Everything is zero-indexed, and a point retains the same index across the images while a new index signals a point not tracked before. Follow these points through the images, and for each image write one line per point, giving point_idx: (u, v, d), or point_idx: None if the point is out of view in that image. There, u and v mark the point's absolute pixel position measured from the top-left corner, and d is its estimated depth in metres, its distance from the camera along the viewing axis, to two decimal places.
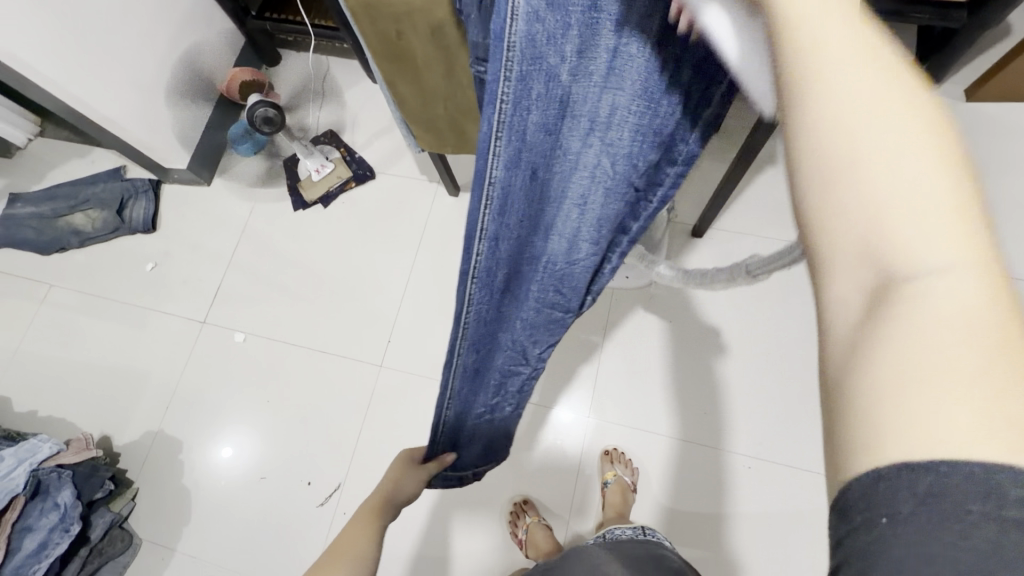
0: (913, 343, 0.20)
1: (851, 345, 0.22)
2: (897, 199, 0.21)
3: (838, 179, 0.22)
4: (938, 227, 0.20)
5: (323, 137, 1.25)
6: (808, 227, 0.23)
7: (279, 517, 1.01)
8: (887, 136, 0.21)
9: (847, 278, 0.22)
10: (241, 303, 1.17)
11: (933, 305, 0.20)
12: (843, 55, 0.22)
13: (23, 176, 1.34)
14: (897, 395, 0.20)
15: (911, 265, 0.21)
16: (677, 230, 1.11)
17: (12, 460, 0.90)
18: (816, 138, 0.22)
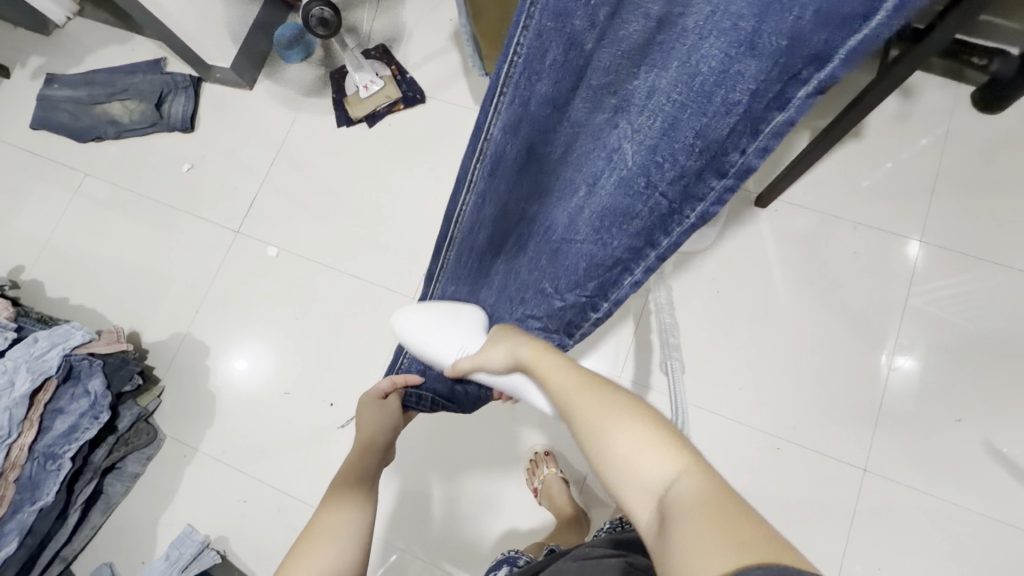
0: (681, 526, 0.33)
1: (655, 547, 0.35)
2: (634, 450, 0.39)
3: (614, 456, 0.40)
4: (654, 453, 0.38)
5: (374, 50, 1.17)
6: (616, 491, 0.39)
7: (300, 431, 1.02)
8: (618, 427, 0.41)
9: (643, 510, 0.37)
10: (276, 217, 1.14)
11: (678, 496, 0.35)
12: (580, 396, 0.46)
13: (60, 56, 1.28)
14: (678, 547, 0.32)
15: (659, 479, 0.37)
16: (739, 197, 1.04)
17: (45, 343, 0.90)
18: (593, 440, 0.42)
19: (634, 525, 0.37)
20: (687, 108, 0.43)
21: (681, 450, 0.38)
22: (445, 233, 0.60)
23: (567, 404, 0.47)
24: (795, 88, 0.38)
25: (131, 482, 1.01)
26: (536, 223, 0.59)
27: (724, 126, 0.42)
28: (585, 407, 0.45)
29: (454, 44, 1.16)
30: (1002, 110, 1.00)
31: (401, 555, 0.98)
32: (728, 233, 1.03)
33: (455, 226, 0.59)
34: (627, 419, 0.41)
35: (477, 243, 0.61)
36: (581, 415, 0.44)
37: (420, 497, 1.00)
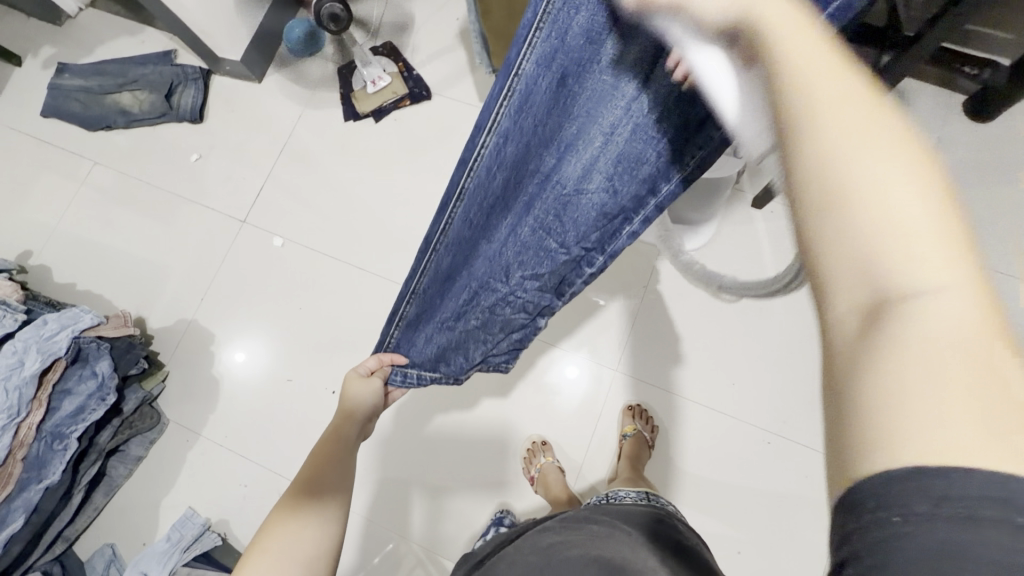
0: (923, 365, 0.19)
1: (848, 363, 0.20)
2: (896, 188, 0.20)
3: (841, 185, 0.21)
4: (927, 234, 0.19)
5: (382, 48, 1.19)
6: (804, 252, 0.22)
7: (301, 417, 1.04)
8: (876, 152, 0.20)
9: (845, 303, 0.21)
10: (281, 208, 1.16)
11: (937, 324, 0.19)
12: (825, 73, 0.22)
13: (72, 46, 1.30)
14: (911, 387, 0.18)
15: (910, 281, 0.19)
16: (736, 197, 1.07)
17: (55, 325, 0.91)
18: (803, 119, 0.22)
19: (816, 305, 0.22)
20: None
21: (971, 251, 0.20)
22: (455, 181, 0.48)
23: (792, 87, 0.22)
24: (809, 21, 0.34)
25: (134, 465, 1.03)
26: (546, 180, 0.48)
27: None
28: (827, 86, 0.22)
29: (460, 42, 1.18)
30: (992, 119, 1.03)
31: (398, 543, 1.00)
32: (724, 233, 1.06)
33: (465, 178, 0.47)
34: (888, 139, 0.21)
35: (480, 204, 0.50)
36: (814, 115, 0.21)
37: (419, 484, 1.02)
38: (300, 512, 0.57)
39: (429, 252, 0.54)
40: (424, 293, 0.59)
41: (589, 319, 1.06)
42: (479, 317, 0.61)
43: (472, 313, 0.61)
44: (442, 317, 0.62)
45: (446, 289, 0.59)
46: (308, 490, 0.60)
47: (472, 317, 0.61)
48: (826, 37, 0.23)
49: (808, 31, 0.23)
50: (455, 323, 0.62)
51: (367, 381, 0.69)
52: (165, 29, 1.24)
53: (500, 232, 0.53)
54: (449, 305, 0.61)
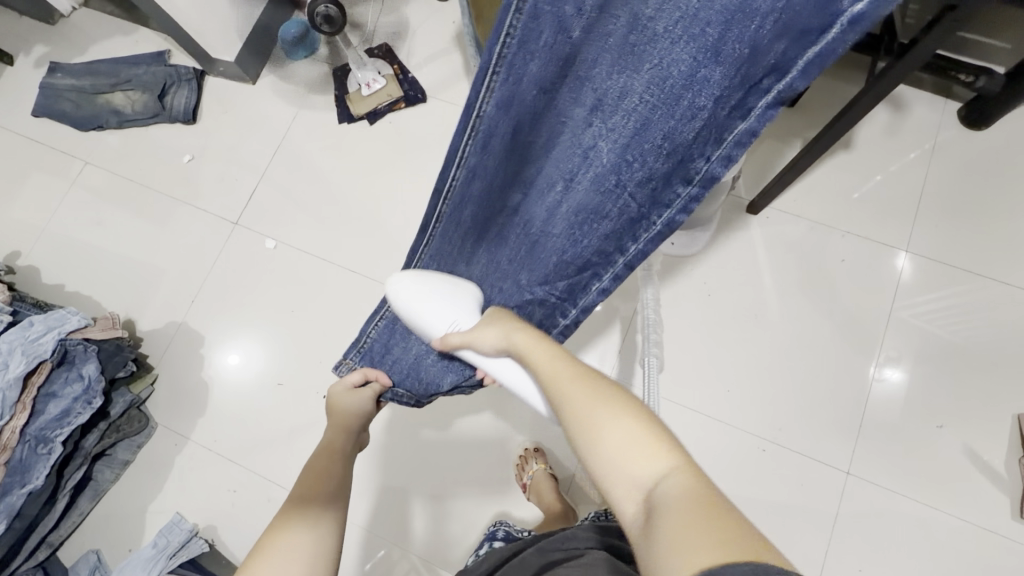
0: (666, 517, 0.33)
1: (638, 544, 0.34)
2: (622, 442, 0.39)
3: (599, 442, 0.40)
4: (637, 447, 0.38)
5: (378, 50, 1.19)
6: (603, 488, 0.39)
7: (292, 422, 1.03)
8: (611, 418, 0.41)
9: (630, 504, 0.36)
10: (275, 210, 1.15)
11: (664, 491, 0.35)
12: (575, 386, 0.46)
13: (64, 46, 1.29)
14: (658, 530, 0.32)
15: (645, 472, 0.37)
16: (731, 203, 1.07)
17: (41, 327, 0.90)
18: (581, 434, 0.42)
19: (620, 519, 0.37)
20: (659, 113, 0.45)
21: (669, 446, 0.38)
22: (433, 208, 0.58)
23: (564, 403, 0.46)
24: (756, 97, 0.40)
25: (121, 469, 1.02)
26: (518, 216, 0.58)
27: (690, 132, 0.44)
28: (580, 397, 0.45)
29: (455, 45, 1.18)
30: (988, 126, 1.03)
31: (390, 550, 0.99)
32: (719, 238, 1.05)
33: (444, 202, 0.57)
34: (607, 410, 0.42)
35: (460, 227, 0.60)
36: (573, 407, 0.44)
37: (411, 491, 1.01)
38: (291, 525, 0.57)
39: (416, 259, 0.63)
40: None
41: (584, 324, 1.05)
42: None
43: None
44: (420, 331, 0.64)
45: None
46: (301, 500, 0.60)
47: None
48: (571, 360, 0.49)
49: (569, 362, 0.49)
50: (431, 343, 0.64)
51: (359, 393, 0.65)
52: (159, 29, 1.23)
53: (480, 258, 0.62)
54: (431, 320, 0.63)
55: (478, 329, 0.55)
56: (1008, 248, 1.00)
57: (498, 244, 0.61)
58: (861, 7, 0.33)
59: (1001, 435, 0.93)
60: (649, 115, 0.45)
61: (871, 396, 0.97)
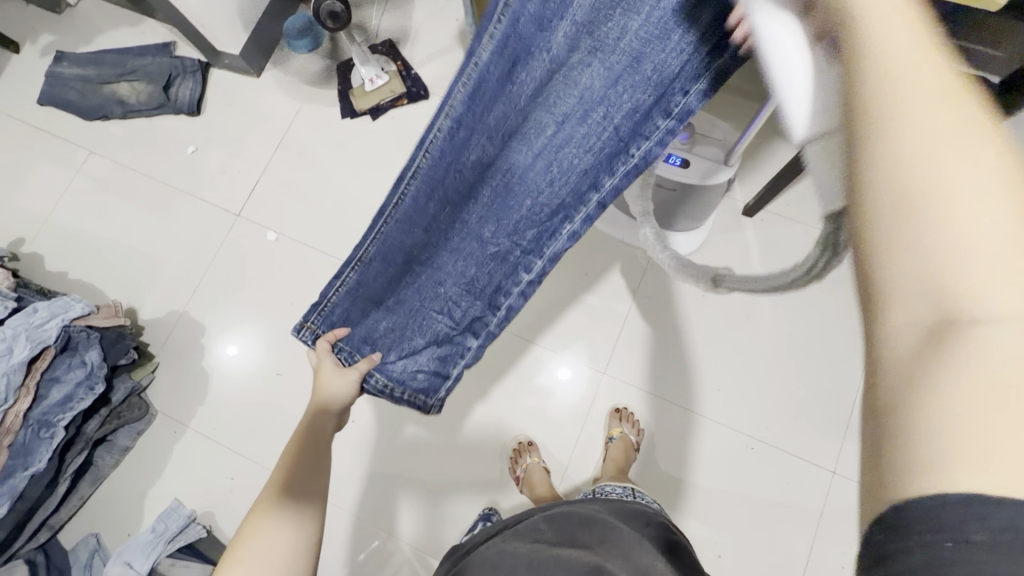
0: (976, 401, 0.19)
1: (898, 381, 0.20)
2: (975, 234, 0.20)
3: (912, 200, 0.21)
4: (1014, 254, 0.19)
5: (382, 46, 1.20)
6: (865, 257, 0.22)
7: (290, 413, 1.04)
8: (958, 158, 0.20)
9: (905, 324, 0.20)
10: (276, 203, 1.16)
11: (1004, 349, 0.19)
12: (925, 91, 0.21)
13: (70, 35, 1.30)
14: (965, 408, 0.19)
15: (981, 304, 0.19)
16: (727, 205, 1.08)
17: (45, 313, 0.92)
18: (893, 157, 0.21)
19: (864, 317, 0.22)
20: (652, 45, 0.45)
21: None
22: (411, 161, 0.53)
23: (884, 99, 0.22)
24: (735, 37, 0.44)
25: (121, 455, 1.03)
26: (490, 170, 0.54)
27: (677, 66, 0.46)
28: (919, 93, 0.21)
29: (458, 43, 1.19)
30: None
31: (384, 540, 1.01)
32: (714, 239, 1.07)
33: (422, 157, 0.52)
34: (977, 159, 0.20)
35: (440, 190, 0.54)
36: (897, 131, 0.21)
37: (406, 482, 1.03)
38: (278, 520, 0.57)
39: (382, 222, 0.57)
40: (371, 262, 0.59)
41: (579, 323, 1.06)
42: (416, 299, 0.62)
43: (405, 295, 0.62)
44: (360, 308, 0.62)
45: (383, 271, 0.60)
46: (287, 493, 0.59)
47: (407, 298, 0.62)
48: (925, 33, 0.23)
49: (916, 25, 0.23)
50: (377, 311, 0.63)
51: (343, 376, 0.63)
52: (165, 21, 1.24)
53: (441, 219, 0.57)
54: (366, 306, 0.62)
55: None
56: None
57: (466, 202, 0.56)
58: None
59: None
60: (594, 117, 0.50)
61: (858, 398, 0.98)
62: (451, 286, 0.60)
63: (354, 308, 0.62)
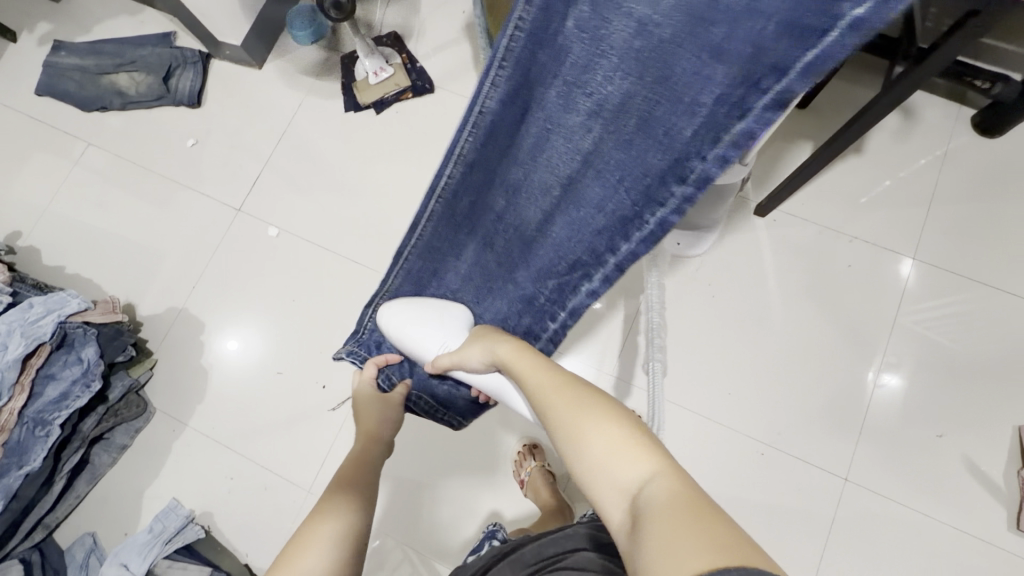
0: (651, 524, 0.33)
1: (628, 551, 0.35)
2: (609, 454, 0.39)
3: (584, 452, 0.41)
4: (627, 454, 0.39)
5: (386, 38, 1.17)
6: (591, 497, 0.40)
7: (289, 411, 1.03)
8: (591, 420, 0.42)
9: (618, 512, 0.37)
10: (278, 198, 1.14)
11: (651, 496, 0.35)
12: (561, 399, 0.46)
13: (68, 24, 1.28)
14: (654, 544, 0.32)
15: (634, 483, 0.37)
16: (739, 204, 1.06)
17: (41, 309, 0.90)
18: (573, 456, 0.41)
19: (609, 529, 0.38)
20: (662, 109, 0.43)
21: (656, 452, 0.39)
22: (425, 208, 0.59)
23: (552, 416, 0.45)
24: (756, 97, 0.38)
25: (119, 453, 1.02)
26: (505, 219, 0.59)
27: (690, 130, 0.43)
28: (560, 404, 0.45)
29: (466, 36, 1.16)
30: (1002, 135, 1.02)
31: (384, 542, 0.99)
32: (725, 239, 1.05)
33: (435, 201, 0.59)
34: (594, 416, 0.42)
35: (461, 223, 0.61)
36: (563, 420, 0.44)
37: (408, 484, 1.01)
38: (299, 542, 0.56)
39: (404, 256, 0.64)
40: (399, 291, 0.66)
41: (586, 324, 1.04)
42: None
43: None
44: None
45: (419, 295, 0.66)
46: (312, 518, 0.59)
47: None
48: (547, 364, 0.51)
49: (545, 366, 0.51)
50: None
51: (386, 401, 0.69)
52: (166, 10, 1.22)
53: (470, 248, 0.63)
54: None
55: (463, 349, 0.57)
56: (1016, 259, 0.99)
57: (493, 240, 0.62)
58: (862, 9, 0.32)
59: (1000, 447, 0.93)
60: (606, 179, 0.50)
61: (870, 404, 0.96)
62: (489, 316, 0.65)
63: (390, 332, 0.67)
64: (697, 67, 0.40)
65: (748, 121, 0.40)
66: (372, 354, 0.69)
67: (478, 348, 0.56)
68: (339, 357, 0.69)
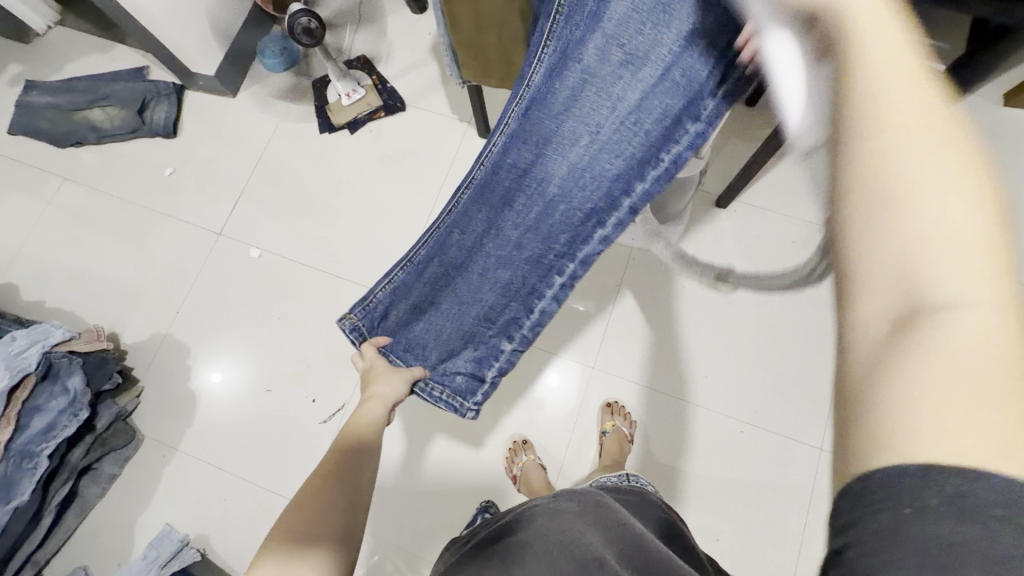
0: (933, 361, 0.20)
1: (873, 364, 0.22)
2: (931, 229, 0.21)
3: (888, 198, 0.22)
4: (974, 240, 0.21)
5: (356, 61, 1.22)
6: (845, 270, 0.23)
7: (281, 428, 1.04)
8: (931, 151, 0.22)
9: (877, 311, 0.22)
10: (258, 220, 1.16)
11: (964, 334, 0.20)
12: (911, 101, 0.22)
13: (39, 64, 1.30)
14: (914, 390, 0.20)
15: (942, 285, 0.21)
16: (701, 198, 1.12)
17: (25, 339, 0.91)
18: (861, 193, 0.23)
19: (842, 331, 0.24)
20: (682, 52, 0.49)
21: (1011, 270, 0.21)
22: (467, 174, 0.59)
23: (852, 117, 0.23)
24: None
25: (108, 483, 1.01)
26: (529, 167, 0.57)
27: (704, 70, 0.49)
28: (888, 87, 0.23)
29: (433, 56, 1.22)
30: None
31: (385, 553, 0.99)
32: (691, 232, 1.11)
33: (478, 169, 0.59)
34: (952, 150, 0.22)
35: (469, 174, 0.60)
36: (879, 128, 0.23)
37: (404, 491, 1.03)
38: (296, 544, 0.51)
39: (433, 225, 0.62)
40: (417, 262, 0.64)
41: (566, 321, 1.08)
42: (450, 308, 0.66)
43: (442, 301, 0.66)
44: (402, 305, 0.67)
45: (420, 265, 0.64)
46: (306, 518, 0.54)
47: (442, 305, 0.66)
48: (907, 34, 0.24)
49: (888, 21, 0.24)
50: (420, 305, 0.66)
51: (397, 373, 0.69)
52: (138, 46, 1.25)
53: (479, 209, 0.60)
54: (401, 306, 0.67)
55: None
56: None
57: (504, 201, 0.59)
58: None
59: None
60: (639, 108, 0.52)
61: None
62: (490, 289, 0.63)
63: (400, 302, 0.66)
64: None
65: (756, 50, 0.47)
66: (372, 331, 0.68)
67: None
68: (342, 327, 0.68)
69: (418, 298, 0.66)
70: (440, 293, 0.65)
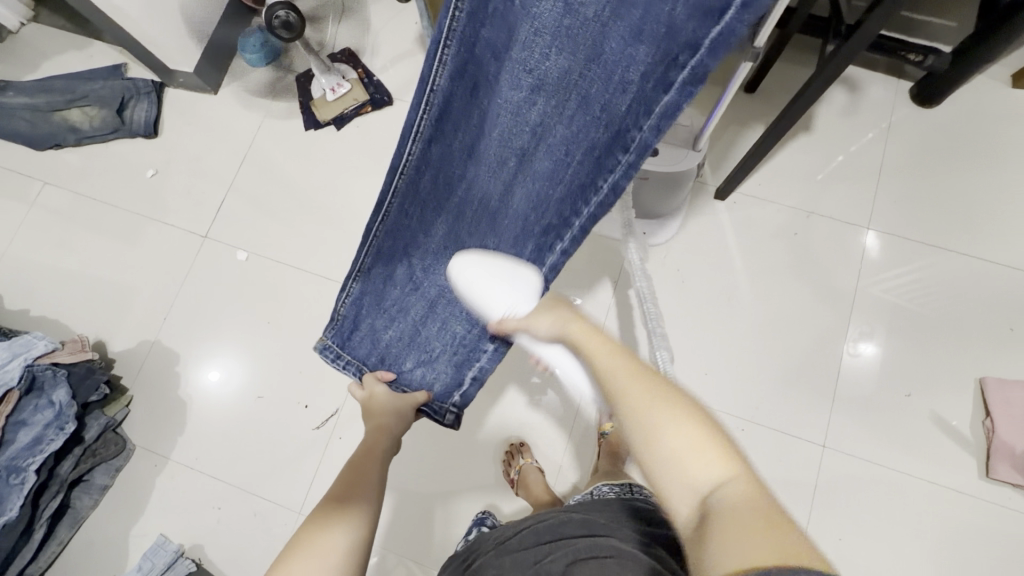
0: (719, 522, 0.34)
1: (696, 545, 0.35)
2: (684, 452, 0.39)
3: (653, 445, 0.40)
4: (699, 447, 0.39)
5: (340, 54, 1.18)
6: (657, 485, 0.40)
7: (274, 434, 1.02)
8: (663, 410, 0.42)
9: (684, 507, 0.38)
10: (244, 222, 1.13)
11: (724, 498, 0.36)
12: (640, 388, 0.44)
13: (13, 62, 1.25)
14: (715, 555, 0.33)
15: (700, 480, 0.38)
16: (700, 190, 1.09)
17: (6, 353, 0.89)
18: (650, 459, 0.41)
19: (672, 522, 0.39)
20: (598, 90, 0.46)
21: (726, 455, 0.39)
22: (389, 185, 0.60)
23: (620, 391, 0.45)
24: (676, 72, 0.41)
25: (101, 494, 0.99)
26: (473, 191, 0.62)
27: (625, 106, 0.45)
28: (627, 384, 0.45)
29: (420, 46, 1.18)
30: (939, 103, 1.07)
31: (384, 557, 0.98)
32: (690, 224, 1.08)
33: (398, 178, 0.60)
34: (668, 403, 0.42)
35: (417, 199, 0.62)
36: (634, 410, 0.43)
37: (401, 496, 1.01)
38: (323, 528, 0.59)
39: (372, 234, 0.65)
40: (370, 271, 0.68)
41: None
42: (421, 316, 0.70)
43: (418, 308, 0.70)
44: (378, 314, 0.71)
45: (393, 275, 0.69)
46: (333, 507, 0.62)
47: (417, 313, 0.70)
48: (620, 352, 0.49)
49: (612, 353, 0.49)
50: (395, 315, 0.71)
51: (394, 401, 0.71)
52: (114, 43, 1.20)
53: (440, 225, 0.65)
54: (374, 319, 0.71)
55: (536, 316, 0.57)
56: (966, 221, 1.04)
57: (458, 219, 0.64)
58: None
59: (966, 401, 0.97)
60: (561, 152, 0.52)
61: (843, 372, 0.99)
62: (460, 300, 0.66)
63: (371, 313, 0.70)
64: (628, 35, 0.42)
65: (673, 94, 0.42)
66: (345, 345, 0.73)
67: (548, 318, 0.55)
68: (318, 349, 0.74)
69: (393, 305, 0.70)
70: (413, 300, 0.70)
